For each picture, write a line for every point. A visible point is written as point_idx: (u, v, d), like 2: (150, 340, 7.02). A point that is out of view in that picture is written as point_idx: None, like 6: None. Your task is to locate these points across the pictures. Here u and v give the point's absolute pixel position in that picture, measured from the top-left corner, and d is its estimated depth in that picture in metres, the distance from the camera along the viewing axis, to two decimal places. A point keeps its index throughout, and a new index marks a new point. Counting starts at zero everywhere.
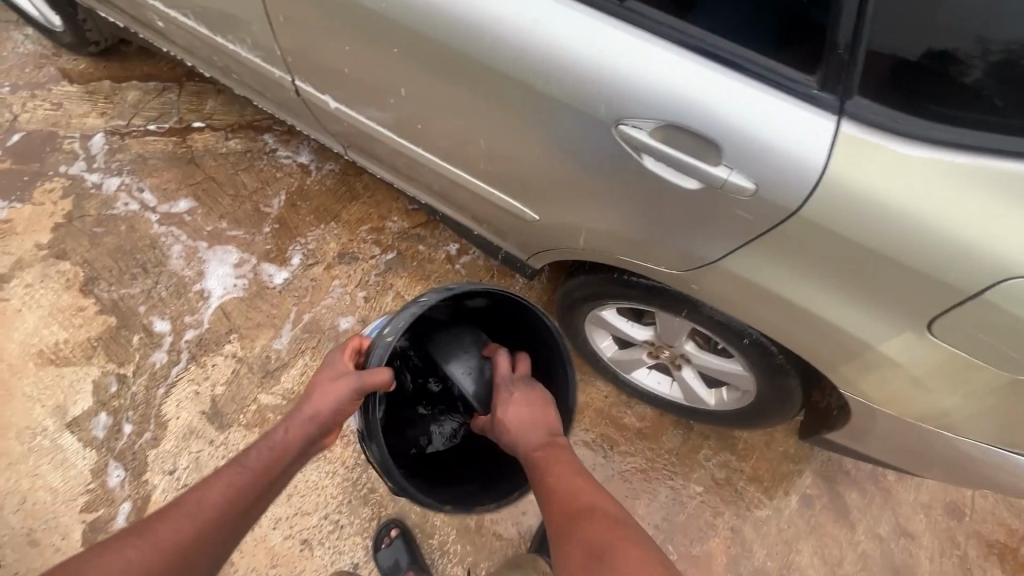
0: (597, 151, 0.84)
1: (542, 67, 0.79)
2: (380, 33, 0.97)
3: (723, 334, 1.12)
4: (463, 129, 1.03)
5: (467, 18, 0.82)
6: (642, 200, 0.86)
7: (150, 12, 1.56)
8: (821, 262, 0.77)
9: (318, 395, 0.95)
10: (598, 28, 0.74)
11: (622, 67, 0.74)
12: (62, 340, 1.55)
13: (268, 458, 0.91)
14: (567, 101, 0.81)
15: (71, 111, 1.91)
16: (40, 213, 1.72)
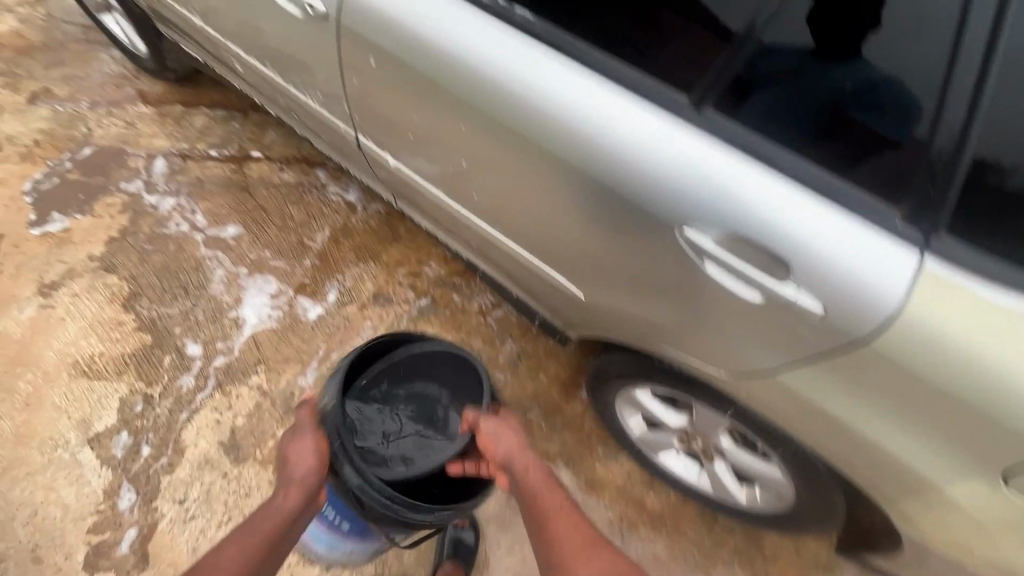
0: (654, 247, 0.83)
1: (607, 162, 0.79)
2: (447, 106, 1.00)
3: (765, 438, 1.05)
4: (517, 201, 1.04)
5: (538, 104, 0.83)
6: (698, 301, 0.83)
7: (228, 55, 1.65)
8: (888, 393, 0.73)
9: (291, 460, 0.96)
10: (669, 131, 0.74)
11: (691, 172, 0.73)
12: (98, 353, 1.58)
13: (269, 523, 0.92)
14: (628, 197, 0.80)
15: (141, 131, 2.01)
16: (97, 226, 1.79)
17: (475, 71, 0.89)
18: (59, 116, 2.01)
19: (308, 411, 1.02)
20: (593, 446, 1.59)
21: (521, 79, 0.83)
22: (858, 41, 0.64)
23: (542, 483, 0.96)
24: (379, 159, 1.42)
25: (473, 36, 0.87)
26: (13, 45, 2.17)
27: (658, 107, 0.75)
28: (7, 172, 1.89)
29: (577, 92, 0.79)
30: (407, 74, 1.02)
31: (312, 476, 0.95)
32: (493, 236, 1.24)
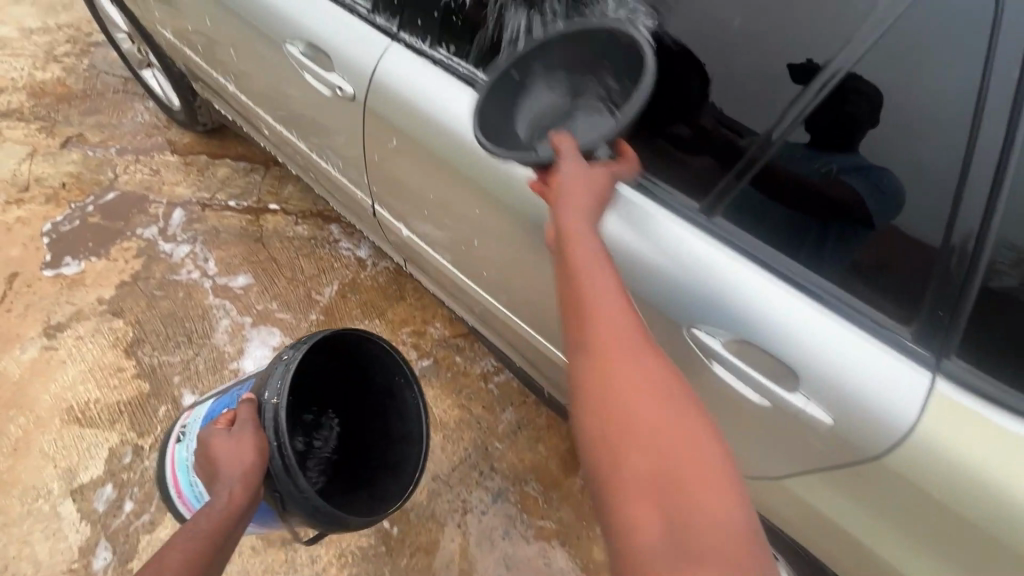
0: (662, 342, 0.82)
1: (618, 256, 0.81)
2: (466, 187, 1.03)
3: (772, 540, 1.01)
4: (532, 281, 1.06)
5: None
6: (704, 400, 0.82)
7: (259, 121, 1.72)
8: (902, 515, 0.70)
9: (230, 457, 0.93)
10: (680, 232, 0.76)
11: (701, 274, 0.74)
12: (93, 400, 1.56)
13: (209, 522, 0.84)
14: (638, 292, 0.80)
15: (165, 179, 2.07)
16: (110, 269, 1.82)
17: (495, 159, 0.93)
18: (88, 160, 2.09)
19: (248, 410, 1.01)
20: (591, 526, 1.52)
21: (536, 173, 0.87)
22: (857, 134, 0.64)
23: (614, 309, 0.62)
24: (394, 232, 1.45)
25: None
26: (55, 92, 2.29)
27: (671, 208, 0.77)
28: (31, 212, 1.94)
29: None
30: (427, 154, 1.06)
31: (257, 468, 0.92)
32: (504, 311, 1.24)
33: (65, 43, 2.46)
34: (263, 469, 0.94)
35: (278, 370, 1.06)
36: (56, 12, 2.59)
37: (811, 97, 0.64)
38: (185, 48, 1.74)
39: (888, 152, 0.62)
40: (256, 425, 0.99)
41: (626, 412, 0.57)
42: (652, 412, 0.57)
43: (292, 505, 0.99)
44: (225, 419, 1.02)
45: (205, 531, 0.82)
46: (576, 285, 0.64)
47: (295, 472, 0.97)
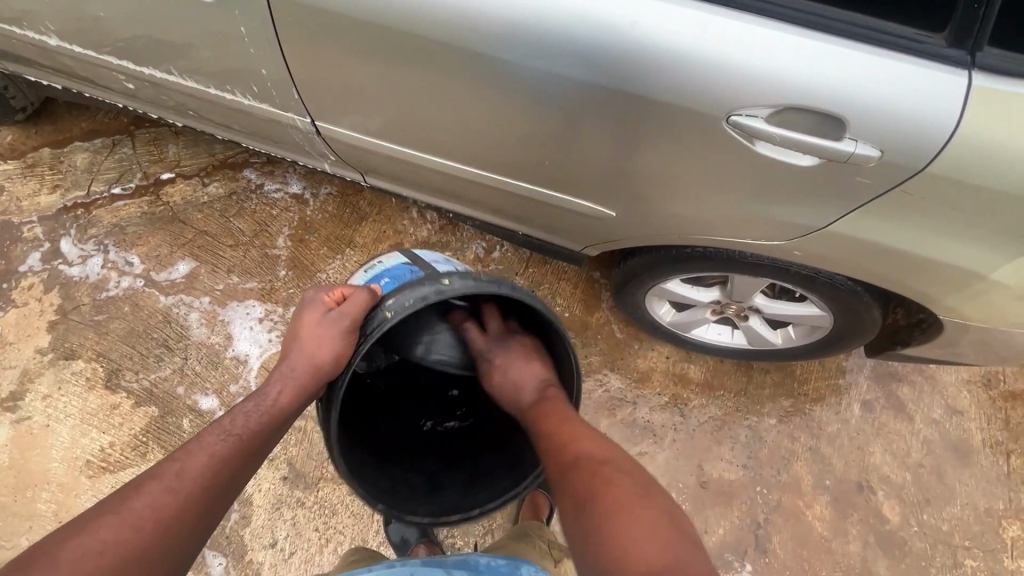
0: (703, 147, 0.82)
1: (641, 75, 0.77)
2: (427, 56, 0.88)
3: (806, 285, 1.13)
4: (531, 140, 0.96)
5: (550, 29, 0.78)
6: (757, 182, 0.84)
7: (112, 72, 1.34)
8: (943, 213, 0.79)
9: (314, 342, 0.94)
10: (707, 23, 0.72)
11: (738, 59, 0.72)
12: (108, 445, 1.45)
13: (248, 425, 0.87)
14: (672, 106, 0.78)
15: (18, 193, 1.69)
16: (28, 316, 1.56)
17: (467, 7, 0.80)
18: None
19: (359, 302, 0.96)
20: (628, 344, 1.66)
21: (523, 12, 0.77)
22: None
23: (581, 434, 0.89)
24: (336, 138, 1.21)
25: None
26: None
27: (685, 2, 0.73)
28: None
29: (596, 4, 0.75)
30: (369, 32, 0.88)
31: (322, 370, 0.94)
32: (499, 182, 1.13)
33: None
34: (318, 385, 0.93)
35: (422, 286, 0.92)
36: None
37: None
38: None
39: None
40: (354, 324, 0.95)
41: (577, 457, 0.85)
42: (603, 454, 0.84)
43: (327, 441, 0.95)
44: (337, 293, 1.00)
45: (238, 444, 0.84)
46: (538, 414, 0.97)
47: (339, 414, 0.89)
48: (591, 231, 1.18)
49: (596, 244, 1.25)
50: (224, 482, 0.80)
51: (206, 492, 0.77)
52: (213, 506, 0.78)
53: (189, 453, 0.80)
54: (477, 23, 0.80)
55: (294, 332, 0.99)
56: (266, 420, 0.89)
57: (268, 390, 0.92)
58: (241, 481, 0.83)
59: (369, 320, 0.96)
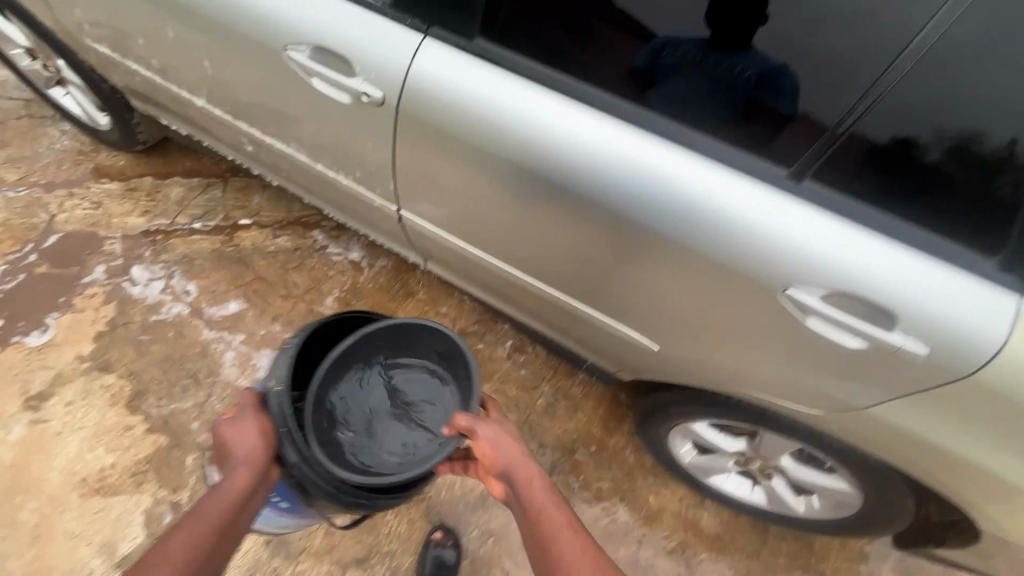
0: (758, 308, 0.87)
1: (710, 235, 0.84)
2: (515, 180, 0.99)
3: (839, 458, 1.10)
4: (591, 264, 1.04)
5: (631, 180, 0.87)
6: (803, 351, 0.88)
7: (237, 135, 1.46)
8: (988, 420, 0.79)
9: (239, 441, 0.94)
10: (775, 205, 0.80)
11: (801, 241, 0.79)
12: (108, 466, 1.44)
13: (218, 509, 0.86)
14: (734, 267, 0.85)
15: (112, 210, 1.85)
16: (81, 322, 1.63)
17: (563, 148, 0.90)
18: (14, 203, 1.81)
19: (248, 396, 1.02)
20: (642, 475, 1.61)
21: (609, 162, 0.88)
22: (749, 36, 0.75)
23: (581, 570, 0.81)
24: (412, 225, 1.32)
25: (559, 116, 0.89)
26: None
27: (756, 182, 0.82)
28: None
29: (678, 169, 0.84)
30: (471, 150, 0.99)
31: (263, 449, 0.94)
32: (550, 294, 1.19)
33: None
34: (269, 455, 0.95)
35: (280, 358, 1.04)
36: None
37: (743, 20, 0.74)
38: (98, 44, 1.40)
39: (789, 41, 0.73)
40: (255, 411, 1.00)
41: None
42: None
43: (315, 491, 0.97)
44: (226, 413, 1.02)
45: (210, 525, 0.83)
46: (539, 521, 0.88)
47: (308, 454, 0.95)
48: (627, 356, 1.21)
49: (630, 370, 1.27)
50: (206, 560, 0.81)
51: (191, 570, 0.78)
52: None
53: (162, 545, 0.80)
54: (568, 162, 0.90)
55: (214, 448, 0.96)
56: (235, 504, 0.87)
57: (222, 484, 0.89)
58: (219, 557, 0.84)
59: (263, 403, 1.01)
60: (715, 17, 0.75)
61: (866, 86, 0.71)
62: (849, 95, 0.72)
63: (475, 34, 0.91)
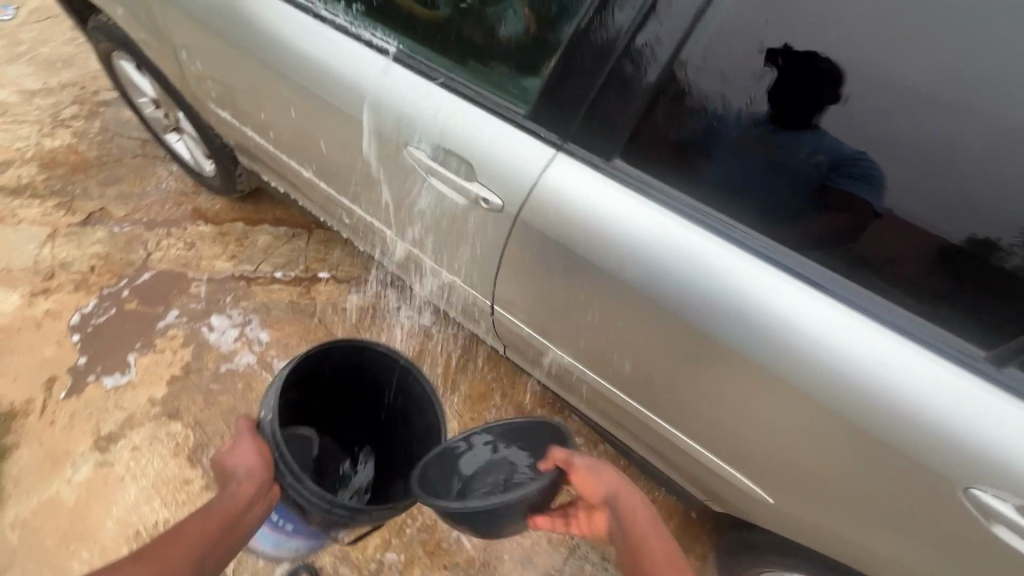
0: (888, 466, 0.80)
1: (840, 383, 0.78)
2: (647, 315, 0.92)
3: None
4: (717, 408, 0.95)
5: (789, 339, 0.80)
6: (942, 526, 0.79)
7: (336, 207, 1.40)
8: None
9: (240, 456, 0.98)
10: (918, 363, 0.74)
11: (947, 406, 0.73)
12: (162, 521, 1.41)
13: (224, 508, 0.91)
14: (865, 421, 0.78)
15: (203, 253, 1.91)
16: (158, 363, 1.65)
17: (680, 274, 0.85)
18: (116, 238, 1.90)
19: (244, 422, 1.04)
20: None
21: (766, 312, 0.81)
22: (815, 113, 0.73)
23: (638, 508, 0.92)
24: (504, 322, 1.22)
25: (699, 251, 0.84)
26: (68, 161, 2.07)
27: (941, 360, 0.74)
28: (60, 303, 1.74)
29: (806, 309, 0.79)
30: (577, 267, 0.95)
31: (260, 468, 0.96)
32: (653, 422, 1.10)
33: (72, 104, 2.24)
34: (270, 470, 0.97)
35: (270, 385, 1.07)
36: (56, 69, 2.35)
37: (805, 87, 0.72)
38: (221, 111, 1.38)
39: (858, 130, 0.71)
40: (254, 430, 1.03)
41: (646, 543, 0.87)
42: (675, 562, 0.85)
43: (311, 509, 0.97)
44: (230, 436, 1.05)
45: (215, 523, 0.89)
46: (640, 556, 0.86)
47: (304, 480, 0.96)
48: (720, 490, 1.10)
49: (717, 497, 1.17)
50: (207, 553, 0.87)
51: (194, 556, 0.86)
52: (203, 564, 0.87)
53: (180, 529, 0.90)
54: (711, 306, 0.85)
55: (221, 460, 1.01)
56: (234, 508, 0.91)
57: (229, 489, 0.94)
58: (225, 547, 0.91)
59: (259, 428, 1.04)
60: (777, 91, 0.74)
61: (939, 173, 0.69)
62: (945, 197, 0.69)
63: (612, 154, 0.87)
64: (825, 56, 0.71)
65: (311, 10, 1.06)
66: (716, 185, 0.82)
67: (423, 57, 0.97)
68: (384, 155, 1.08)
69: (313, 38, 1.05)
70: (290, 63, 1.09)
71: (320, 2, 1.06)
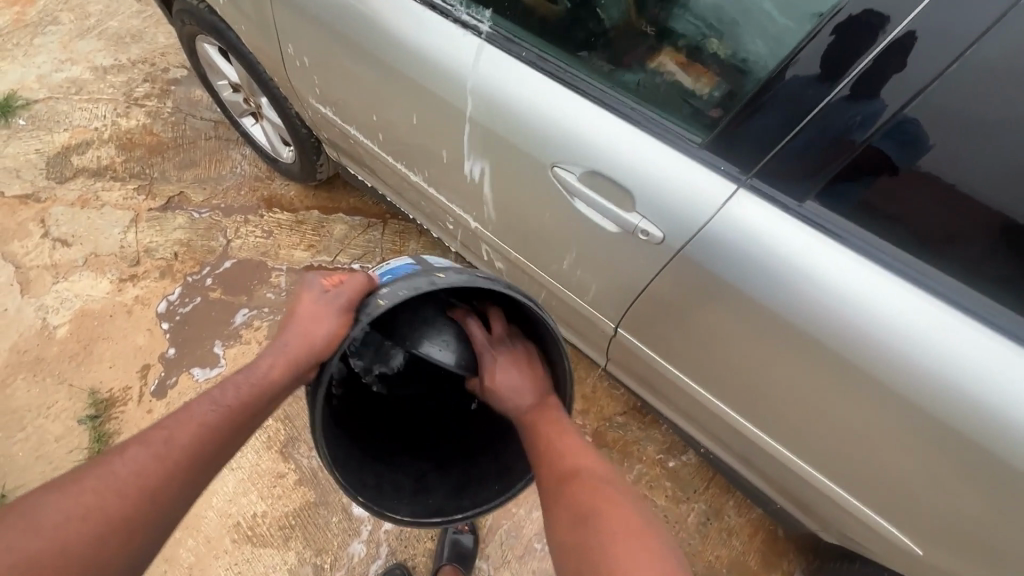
0: (941, 443, 0.82)
1: (893, 364, 0.79)
2: (796, 349, 0.87)
3: None
4: (856, 444, 0.92)
5: (969, 394, 0.75)
6: (997, 500, 0.81)
7: (443, 213, 1.34)
8: None
9: (300, 329, 0.85)
10: (975, 342, 0.73)
11: (999, 386, 0.73)
12: (260, 514, 1.45)
13: (254, 387, 0.81)
14: (918, 398, 0.79)
15: (280, 242, 1.89)
16: (245, 354, 1.66)
17: (743, 255, 0.82)
18: (197, 224, 1.90)
19: (354, 288, 0.90)
20: None
21: (945, 368, 0.75)
22: (879, 82, 0.65)
23: (568, 445, 0.85)
24: (622, 343, 1.19)
25: (876, 295, 0.77)
26: (145, 142, 2.05)
27: None
28: (148, 289, 1.75)
29: (904, 310, 0.76)
30: (722, 295, 0.89)
31: (309, 354, 0.84)
32: (772, 448, 1.08)
33: (144, 82, 2.21)
34: (320, 357, 0.85)
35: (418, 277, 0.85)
36: (126, 45, 2.31)
37: (869, 55, 0.64)
38: (323, 107, 1.35)
39: (946, 111, 0.63)
40: (348, 304, 0.88)
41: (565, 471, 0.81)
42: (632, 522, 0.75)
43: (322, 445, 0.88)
44: (333, 279, 0.92)
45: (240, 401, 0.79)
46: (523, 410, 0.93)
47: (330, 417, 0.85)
48: (821, 507, 1.11)
49: (790, 496, 1.19)
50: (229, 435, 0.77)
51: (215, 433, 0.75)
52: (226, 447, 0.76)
53: (184, 412, 0.76)
54: (883, 352, 0.79)
55: (287, 317, 0.89)
56: (259, 391, 0.81)
57: (263, 361, 0.84)
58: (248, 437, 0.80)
59: (361, 306, 0.89)
60: (843, 57, 0.66)
61: None
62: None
63: (806, 197, 0.77)
64: (915, 30, 0.61)
65: (452, 15, 0.95)
66: (929, 238, 0.72)
67: (582, 75, 0.87)
68: (519, 176, 1.01)
69: (454, 49, 0.95)
70: (427, 72, 1.00)
71: (462, 5, 0.94)
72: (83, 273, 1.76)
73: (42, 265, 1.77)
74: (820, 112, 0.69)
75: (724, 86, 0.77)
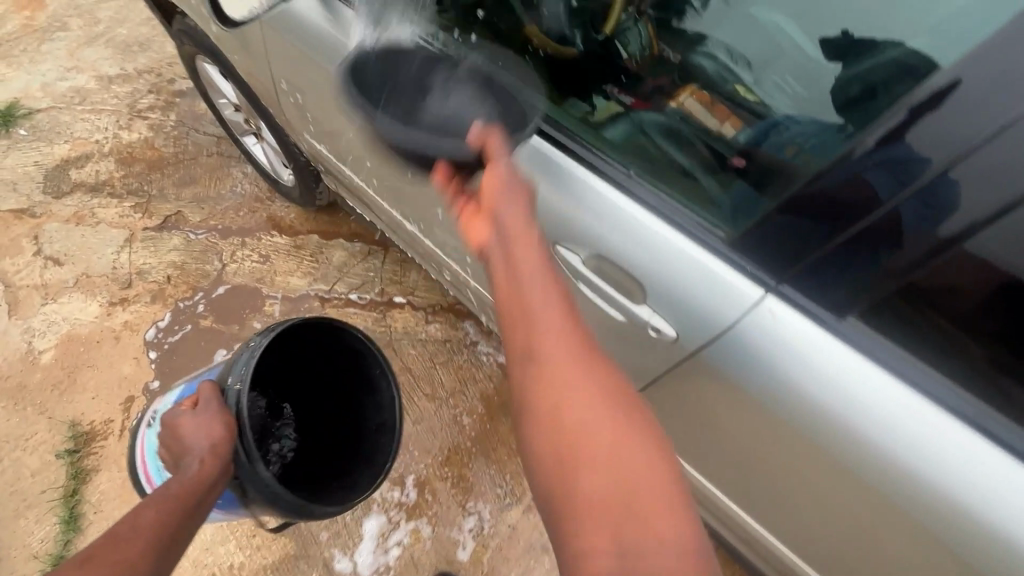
0: (937, 549, 0.72)
1: (879, 466, 0.70)
2: (781, 440, 0.79)
3: None
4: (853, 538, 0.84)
5: (972, 511, 0.66)
6: None
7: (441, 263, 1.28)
8: None
9: (198, 432, 0.94)
10: (968, 445, 0.64)
11: (997, 495, 0.64)
12: (237, 564, 1.39)
13: (186, 487, 0.85)
14: (910, 503, 0.71)
15: (277, 267, 1.82)
16: None
17: (729, 341, 0.73)
18: (192, 246, 1.83)
19: (208, 388, 1.02)
20: None
21: (949, 481, 0.66)
22: (975, 172, 0.51)
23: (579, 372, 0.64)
24: None
25: (869, 399, 0.67)
26: (145, 157, 1.99)
27: None
28: (137, 315, 1.69)
29: (898, 416, 0.66)
30: (709, 382, 0.81)
31: (223, 439, 0.93)
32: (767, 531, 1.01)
33: (148, 93, 2.15)
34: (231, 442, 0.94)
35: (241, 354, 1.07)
36: (132, 53, 2.26)
37: (963, 144, 0.50)
38: (319, 144, 1.29)
39: None
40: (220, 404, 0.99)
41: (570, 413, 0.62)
42: (624, 445, 0.60)
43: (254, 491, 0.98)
44: (188, 402, 1.02)
45: (175, 504, 0.83)
46: (521, 296, 0.68)
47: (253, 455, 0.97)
48: None
49: None
50: (172, 533, 0.81)
51: (161, 535, 0.79)
52: (172, 544, 0.81)
53: (131, 520, 0.80)
54: (878, 460, 0.69)
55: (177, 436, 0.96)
56: (195, 486, 0.86)
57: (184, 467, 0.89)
58: (187, 535, 0.84)
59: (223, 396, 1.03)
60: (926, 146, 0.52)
61: None
62: None
63: (846, 312, 0.66)
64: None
65: None
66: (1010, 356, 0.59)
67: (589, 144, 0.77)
68: None
69: None
70: None
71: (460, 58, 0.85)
72: (72, 294, 1.71)
73: (32, 284, 1.73)
74: (884, 215, 0.57)
75: (750, 132, 0.68)
